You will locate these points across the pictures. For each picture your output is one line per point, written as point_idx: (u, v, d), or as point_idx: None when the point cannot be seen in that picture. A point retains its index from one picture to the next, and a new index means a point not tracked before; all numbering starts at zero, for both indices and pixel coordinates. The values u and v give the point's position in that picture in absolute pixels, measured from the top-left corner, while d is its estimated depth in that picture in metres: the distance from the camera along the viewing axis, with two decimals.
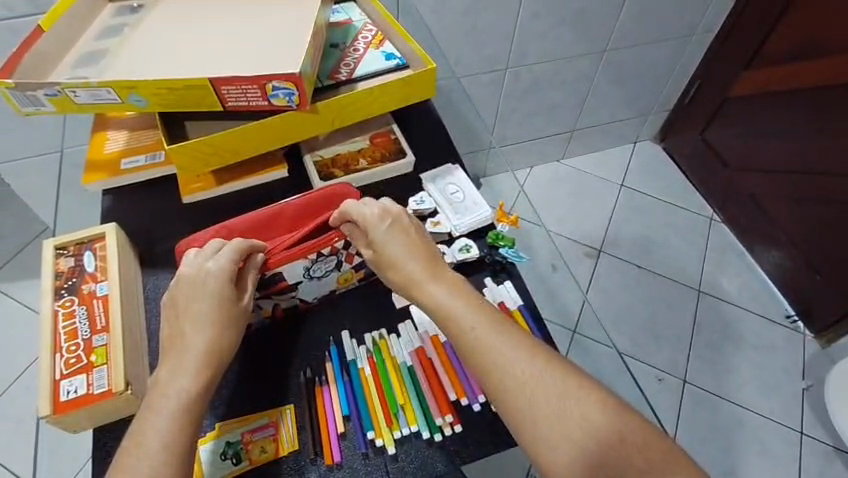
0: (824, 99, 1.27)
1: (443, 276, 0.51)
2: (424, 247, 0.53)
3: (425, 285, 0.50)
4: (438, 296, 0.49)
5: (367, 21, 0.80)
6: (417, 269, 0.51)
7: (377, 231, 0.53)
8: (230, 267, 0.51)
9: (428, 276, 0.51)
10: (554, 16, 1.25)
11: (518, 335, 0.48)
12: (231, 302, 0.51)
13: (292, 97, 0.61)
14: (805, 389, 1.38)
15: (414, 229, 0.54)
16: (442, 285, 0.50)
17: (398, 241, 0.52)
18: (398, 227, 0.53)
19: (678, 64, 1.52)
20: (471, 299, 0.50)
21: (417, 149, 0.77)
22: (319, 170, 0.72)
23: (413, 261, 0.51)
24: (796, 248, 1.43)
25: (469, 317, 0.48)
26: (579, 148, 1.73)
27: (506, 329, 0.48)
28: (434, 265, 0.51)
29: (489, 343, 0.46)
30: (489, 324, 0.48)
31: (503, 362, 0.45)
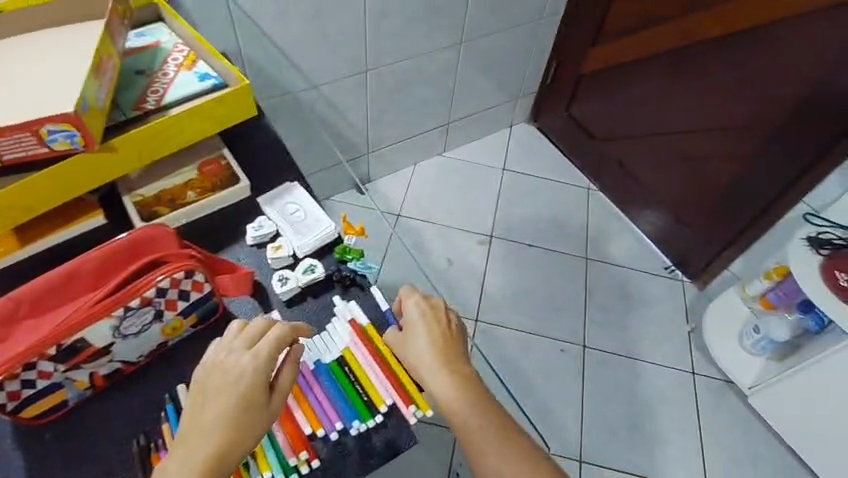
0: (666, 64, 1.34)
1: (442, 352, 0.55)
2: (446, 338, 0.56)
3: (420, 362, 0.55)
4: (449, 387, 0.53)
5: (178, 40, 0.73)
6: (435, 360, 0.55)
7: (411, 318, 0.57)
8: (267, 364, 0.49)
9: (443, 367, 0.54)
10: (405, 13, 1.23)
11: (507, 430, 0.52)
12: (257, 401, 0.48)
13: (75, 139, 0.56)
14: (691, 331, 1.48)
15: (446, 322, 0.58)
16: (446, 369, 0.54)
17: (424, 331, 0.56)
18: (429, 321, 0.57)
19: (535, 47, 1.56)
20: (472, 389, 0.54)
21: (252, 171, 0.72)
22: (141, 211, 0.65)
23: (429, 349, 0.55)
24: (666, 205, 1.53)
25: (467, 407, 0.52)
26: (458, 140, 1.75)
27: (509, 431, 0.52)
28: (453, 360, 0.55)
29: (475, 433, 0.52)
30: (482, 415, 0.52)
31: (481, 443, 0.51)
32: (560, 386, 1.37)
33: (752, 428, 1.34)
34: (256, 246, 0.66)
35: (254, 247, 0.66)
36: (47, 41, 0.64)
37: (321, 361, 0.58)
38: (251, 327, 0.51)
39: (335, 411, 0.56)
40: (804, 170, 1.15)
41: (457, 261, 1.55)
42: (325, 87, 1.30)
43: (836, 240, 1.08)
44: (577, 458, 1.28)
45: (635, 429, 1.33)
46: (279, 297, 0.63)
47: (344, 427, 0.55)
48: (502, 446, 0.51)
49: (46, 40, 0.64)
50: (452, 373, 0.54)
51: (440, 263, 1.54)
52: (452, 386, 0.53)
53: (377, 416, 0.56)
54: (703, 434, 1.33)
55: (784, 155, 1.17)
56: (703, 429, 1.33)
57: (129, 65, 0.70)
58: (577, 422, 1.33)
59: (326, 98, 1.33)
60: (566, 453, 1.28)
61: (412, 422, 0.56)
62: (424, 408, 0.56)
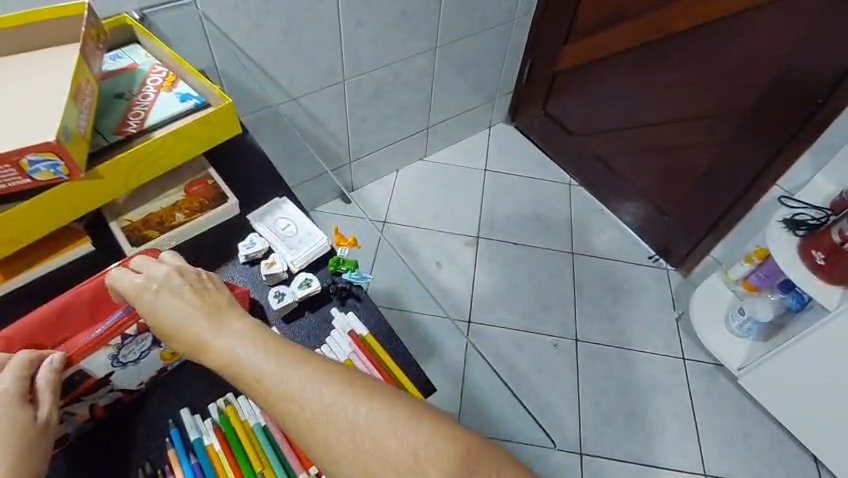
0: (637, 58, 1.37)
1: (192, 313, 0.45)
2: (193, 298, 0.46)
3: (180, 333, 0.45)
4: (215, 344, 0.43)
5: (156, 61, 0.73)
6: (187, 323, 0.45)
7: (142, 296, 0.47)
8: (16, 386, 0.47)
9: (209, 327, 0.44)
10: (380, 21, 1.24)
11: (306, 365, 0.41)
12: (26, 421, 0.46)
13: (58, 168, 0.55)
14: (679, 317, 1.51)
15: (193, 281, 0.48)
16: (205, 328, 0.44)
17: (175, 300, 0.46)
18: (167, 289, 0.47)
19: (509, 48, 1.58)
20: (252, 335, 0.44)
21: (241, 189, 0.71)
22: (129, 235, 0.64)
23: (179, 317, 0.45)
24: (646, 196, 1.56)
25: (256, 356, 0.42)
26: (438, 143, 1.76)
27: (298, 358, 0.42)
28: (206, 315, 0.45)
29: (276, 380, 0.41)
30: (276, 358, 0.42)
31: (271, 384, 0.40)
32: (554, 380, 1.39)
33: (743, 408, 1.38)
34: (249, 264, 0.66)
35: (247, 265, 0.66)
36: (31, 63, 0.63)
37: None
38: None
39: None
40: (777, 155, 1.18)
41: (446, 264, 1.56)
42: (304, 98, 1.29)
43: (811, 221, 1.12)
44: (577, 451, 1.29)
45: (631, 417, 1.35)
46: (275, 313, 0.63)
47: None
48: (313, 376, 0.41)
49: (20, 66, 0.63)
50: (211, 325, 0.44)
51: (429, 267, 1.55)
52: (233, 342, 0.43)
53: None
54: (697, 418, 1.36)
55: (757, 142, 1.20)
56: (697, 412, 1.36)
57: (107, 89, 0.69)
58: (575, 415, 1.34)
59: (305, 110, 1.32)
60: (566, 447, 1.30)
61: None
62: None
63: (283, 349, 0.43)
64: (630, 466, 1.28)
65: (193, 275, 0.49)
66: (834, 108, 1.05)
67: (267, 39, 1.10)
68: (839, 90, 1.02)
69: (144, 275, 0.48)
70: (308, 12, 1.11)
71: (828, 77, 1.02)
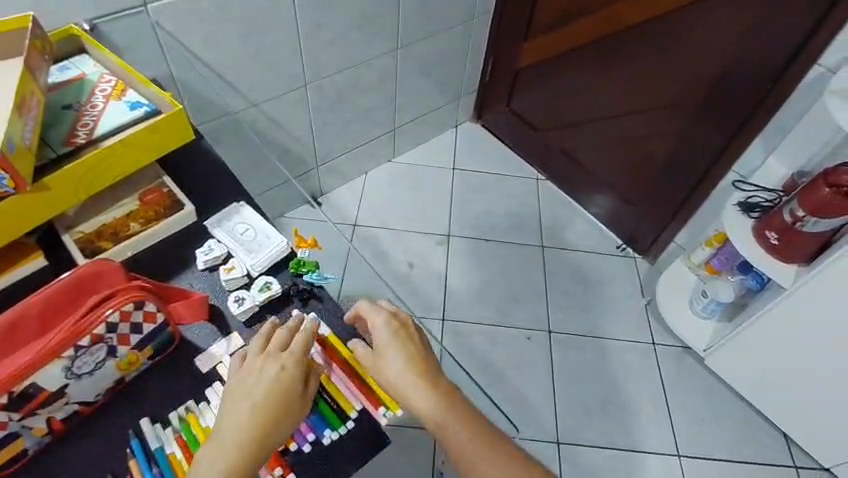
0: (594, 53, 1.40)
1: (421, 371, 0.56)
2: (420, 357, 0.57)
3: (402, 385, 0.55)
4: (433, 407, 0.54)
5: (105, 71, 0.72)
6: (411, 380, 0.55)
7: (382, 339, 0.57)
8: (298, 363, 0.53)
9: (419, 381, 0.55)
10: (338, 25, 1.24)
11: (499, 446, 0.54)
12: (289, 400, 0.51)
13: (3, 181, 0.54)
14: (647, 304, 1.54)
15: (408, 333, 0.58)
16: (429, 390, 0.55)
17: (397, 346, 0.57)
18: (401, 342, 0.57)
19: (471, 46, 1.60)
20: (444, 396, 0.55)
21: (197, 196, 0.71)
22: (83, 247, 0.63)
23: (406, 370, 0.56)
24: (611, 186, 1.60)
25: (448, 416, 0.54)
26: (406, 144, 1.77)
27: (494, 439, 0.54)
28: (429, 378, 0.56)
29: (460, 440, 0.53)
30: (468, 428, 0.54)
31: (474, 455, 0.53)
32: (529, 372, 1.41)
33: (713, 388, 1.41)
34: (209, 270, 0.66)
35: (206, 271, 0.66)
36: None
37: None
38: (281, 332, 0.55)
39: (305, 424, 0.57)
40: (731, 141, 1.22)
41: (419, 264, 1.57)
42: (267, 104, 1.29)
43: (765, 203, 1.16)
44: (555, 441, 1.31)
45: (606, 404, 1.37)
46: (236, 318, 0.63)
47: (317, 437, 0.56)
48: (487, 448, 0.53)
49: None
50: (432, 389, 0.55)
51: (402, 267, 1.55)
52: (444, 410, 0.54)
53: (348, 422, 0.57)
54: (669, 401, 1.39)
55: (712, 129, 1.24)
56: (669, 395, 1.40)
57: (53, 101, 0.67)
58: (552, 405, 1.36)
59: (268, 116, 1.32)
60: (544, 438, 1.31)
61: (384, 424, 0.58)
62: (393, 408, 0.59)
63: (467, 417, 0.55)
64: (608, 452, 1.30)
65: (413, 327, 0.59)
66: (781, 94, 1.09)
67: (225, 46, 1.09)
68: (784, 77, 1.06)
69: (384, 324, 0.58)
70: (265, 18, 1.10)
71: (773, 64, 1.06)
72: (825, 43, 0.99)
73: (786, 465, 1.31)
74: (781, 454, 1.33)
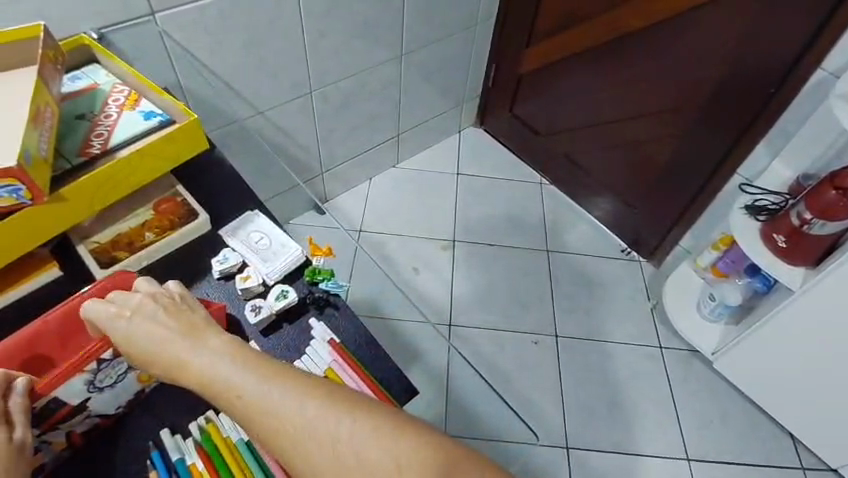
0: (595, 57, 1.41)
1: (169, 335, 0.45)
2: (172, 320, 0.46)
3: (162, 359, 0.45)
4: (198, 365, 0.43)
5: (117, 81, 0.72)
6: (165, 348, 0.45)
7: (122, 321, 0.47)
8: None
9: (173, 346, 0.45)
10: (343, 32, 1.24)
11: (285, 375, 0.42)
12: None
13: (20, 192, 0.54)
14: (653, 307, 1.54)
15: (175, 305, 0.48)
16: (186, 350, 0.44)
17: (142, 320, 0.47)
18: (142, 314, 0.47)
19: (473, 52, 1.61)
20: (267, 366, 0.42)
21: (211, 205, 0.71)
22: (98, 258, 0.63)
23: (162, 339, 0.45)
24: (615, 190, 1.60)
25: (215, 367, 0.42)
26: (410, 149, 1.77)
27: (281, 369, 0.42)
28: (183, 337, 0.45)
29: (235, 392, 0.41)
30: (243, 370, 0.42)
31: (254, 398, 0.40)
32: (536, 377, 1.40)
33: (719, 391, 1.41)
34: (223, 279, 0.66)
35: (221, 280, 0.66)
36: None
37: None
38: None
39: None
40: (735, 144, 1.23)
41: (423, 268, 1.57)
42: (272, 112, 1.29)
43: (770, 206, 1.15)
44: (562, 445, 1.31)
45: (614, 407, 1.37)
46: (255, 327, 0.63)
47: None
48: (269, 382, 0.41)
49: None
50: (191, 346, 0.44)
51: (408, 273, 1.55)
52: (211, 360, 0.43)
53: None
54: (676, 403, 1.39)
55: (716, 132, 1.25)
56: (676, 399, 1.39)
57: (67, 111, 0.67)
58: (559, 409, 1.36)
59: (273, 123, 1.32)
60: (551, 442, 1.31)
61: None
62: None
63: (241, 358, 0.43)
64: (615, 455, 1.30)
65: (170, 299, 0.49)
66: (785, 97, 1.09)
67: (231, 53, 1.09)
68: (788, 80, 1.07)
69: (117, 304, 0.49)
70: (270, 25, 1.11)
71: (776, 68, 1.07)
72: (828, 46, 0.99)
73: (794, 466, 1.31)
74: (788, 455, 1.33)
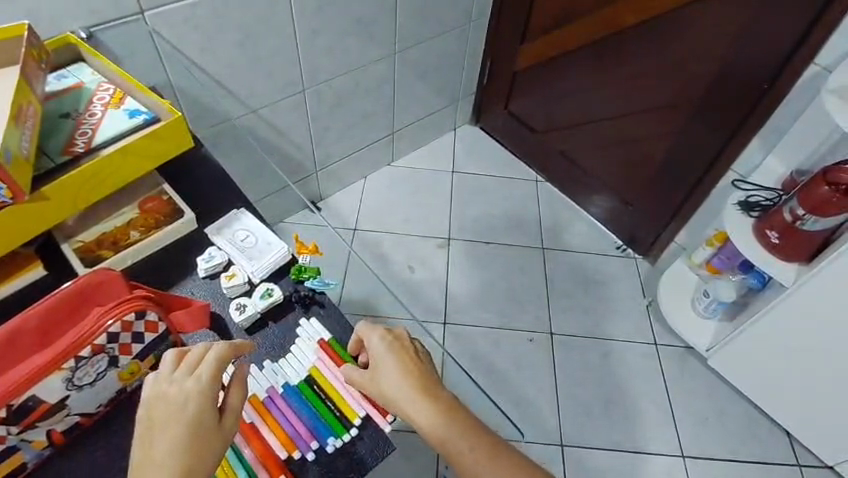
0: (590, 55, 1.40)
1: (414, 383, 0.55)
2: (415, 369, 0.56)
3: (398, 398, 0.55)
4: (430, 418, 0.53)
5: (103, 79, 0.72)
6: (403, 392, 0.55)
7: (376, 352, 0.58)
8: (211, 387, 0.48)
9: (416, 393, 0.55)
10: (335, 31, 1.24)
11: (500, 453, 0.53)
12: (206, 426, 0.47)
13: (1, 192, 0.53)
14: (649, 304, 1.54)
15: (406, 349, 0.58)
16: (425, 403, 0.54)
17: (391, 359, 0.57)
18: (393, 354, 0.57)
19: (468, 49, 1.61)
20: (486, 444, 0.53)
21: (197, 204, 0.71)
22: (83, 256, 0.63)
23: (400, 385, 0.55)
24: (610, 187, 1.60)
25: (446, 426, 0.53)
26: (405, 148, 1.77)
27: (498, 447, 0.53)
28: (423, 389, 0.55)
29: (462, 452, 0.52)
30: (467, 438, 0.53)
31: (477, 466, 0.51)
32: (531, 374, 1.40)
33: (715, 389, 1.41)
34: (209, 278, 0.66)
35: (207, 279, 0.66)
36: None
37: (288, 384, 0.59)
38: (191, 354, 0.50)
39: (307, 432, 0.57)
40: (729, 141, 1.22)
41: (418, 267, 1.57)
42: (266, 110, 1.29)
43: (764, 202, 1.16)
44: (558, 443, 1.31)
45: (609, 405, 1.37)
46: (238, 326, 0.63)
47: (321, 445, 0.56)
48: (488, 454, 0.52)
49: None
50: (427, 400, 0.54)
51: (403, 271, 1.55)
52: (444, 421, 0.53)
53: (351, 429, 0.57)
54: (672, 401, 1.38)
55: (710, 129, 1.25)
56: (672, 396, 1.39)
57: (51, 109, 0.67)
58: (554, 407, 1.36)
59: (266, 121, 1.31)
60: (547, 440, 1.31)
61: (388, 429, 0.58)
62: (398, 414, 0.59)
63: (467, 427, 0.54)
64: (610, 453, 1.30)
65: (410, 346, 0.59)
66: (778, 93, 1.09)
67: (222, 52, 1.09)
68: (781, 76, 1.06)
69: (372, 338, 0.59)
70: (262, 24, 1.10)
71: (769, 63, 1.07)
72: (821, 42, 0.99)
73: (790, 463, 1.31)
74: (784, 452, 1.32)
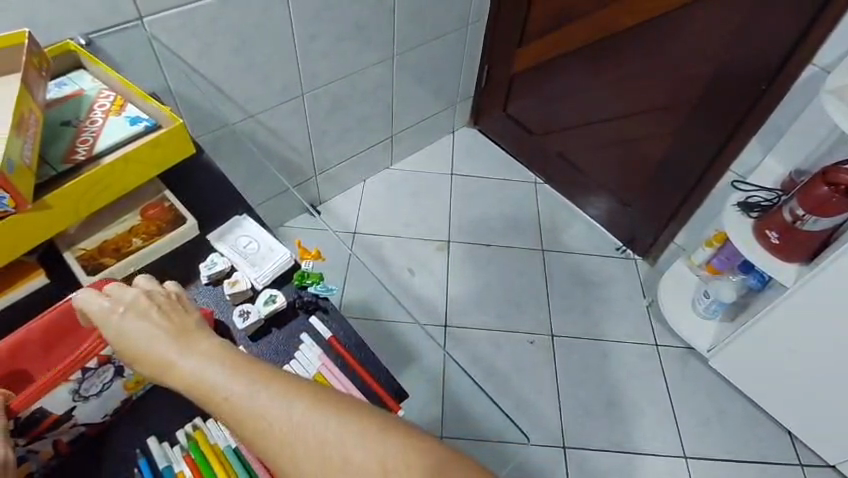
0: (587, 56, 1.41)
1: (164, 335, 0.43)
2: (164, 320, 0.45)
3: (151, 358, 0.43)
4: (186, 367, 0.41)
5: (103, 86, 0.72)
6: (152, 346, 0.43)
7: (112, 316, 0.46)
8: None
9: (167, 344, 0.43)
10: (333, 34, 1.24)
11: (273, 379, 0.40)
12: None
13: (4, 201, 0.53)
14: (649, 305, 1.54)
15: (157, 301, 0.46)
16: (178, 353, 0.42)
17: (132, 319, 0.45)
18: (132, 310, 0.45)
19: (466, 51, 1.61)
20: (258, 373, 0.41)
21: (200, 211, 0.71)
22: (85, 264, 0.63)
23: (150, 340, 0.43)
24: (608, 188, 1.61)
25: (205, 370, 0.41)
26: (403, 151, 1.77)
27: (273, 373, 0.41)
28: (172, 335, 0.43)
29: (226, 396, 0.39)
30: (234, 374, 0.40)
31: (244, 403, 0.39)
32: (532, 377, 1.40)
33: (716, 388, 1.41)
34: (212, 284, 0.66)
35: (209, 286, 0.65)
36: None
37: None
38: None
39: None
40: (727, 142, 1.23)
41: (419, 270, 1.57)
42: (265, 115, 1.28)
43: (763, 202, 1.16)
44: (560, 444, 1.31)
45: (611, 407, 1.37)
46: (242, 334, 0.62)
47: None
48: (260, 383, 0.40)
49: None
50: (180, 344, 0.43)
51: (403, 274, 1.55)
52: (201, 365, 0.41)
53: None
54: (674, 401, 1.39)
55: (709, 129, 1.25)
56: (672, 397, 1.39)
57: (52, 117, 0.67)
58: (556, 409, 1.36)
59: (266, 126, 1.31)
60: (549, 442, 1.31)
61: None
62: None
63: (229, 363, 0.41)
64: (612, 454, 1.30)
65: (162, 297, 0.47)
66: (776, 94, 1.09)
67: (221, 56, 1.09)
68: (779, 77, 1.07)
69: (110, 298, 0.47)
70: (260, 28, 1.10)
71: (767, 64, 1.07)
72: (819, 42, 0.99)
73: (792, 463, 1.31)
74: (786, 452, 1.33)
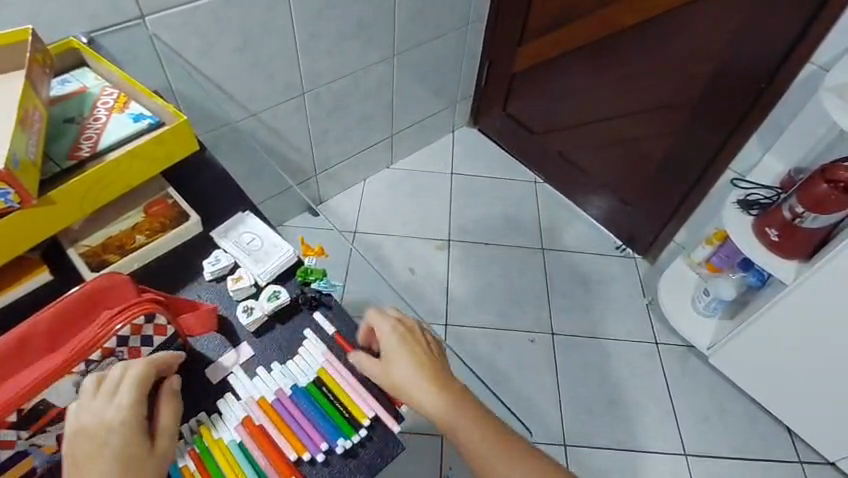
0: (588, 55, 1.41)
1: (426, 368, 0.57)
2: (424, 355, 0.58)
3: (406, 385, 0.56)
4: (435, 402, 0.55)
5: (107, 84, 0.72)
6: (413, 373, 0.57)
7: (386, 335, 0.59)
8: (132, 411, 0.48)
9: (427, 379, 0.56)
10: (334, 33, 1.24)
11: (495, 429, 0.56)
12: (141, 449, 0.47)
13: (8, 196, 0.53)
14: (649, 304, 1.55)
15: (415, 339, 0.59)
16: (432, 388, 0.56)
17: (404, 350, 0.58)
18: (406, 343, 0.58)
19: (466, 51, 1.61)
20: (486, 422, 0.56)
21: (203, 208, 0.71)
22: (89, 261, 0.63)
23: (412, 369, 0.57)
24: (607, 187, 1.61)
25: (452, 411, 0.55)
26: (403, 150, 1.77)
27: (490, 420, 0.57)
28: (431, 367, 0.57)
29: (464, 431, 0.55)
30: (469, 418, 0.55)
31: (478, 444, 0.54)
32: (533, 376, 1.40)
33: (716, 386, 1.42)
34: (215, 281, 0.66)
35: (213, 282, 0.66)
36: None
37: (297, 385, 0.60)
38: (110, 378, 0.49)
39: (317, 433, 0.57)
40: (727, 140, 1.23)
41: (419, 269, 1.57)
42: (265, 114, 1.29)
43: (763, 200, 1.17)
44: (560, 443, 1.31)
45: (612, 405, 1.37)
46: (246, 329, 0.63)
47: (330, 447, 0.56)
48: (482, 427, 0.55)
49: None
50: (432, 380, 0.56)
51: (403, 274, 1.55)
52: (451, 408, 0.55)
53: (361, 430, 0.57)
54: (674, 399, 1.39)
55: (708, 128, 1.25)
56: (673, 396, 1.39)
57: (56, 115, 0.67)
58: (557, 407, 1.36)
59: (266, 125, 1.32)
60: (550, 440, 1.31)
61: (397, 431, 0.58)
62: (360, 415, 0.58)
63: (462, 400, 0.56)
64: (613, 452, 1.30)
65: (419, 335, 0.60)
66: (776, 92, 1.10)
67: (223, 55, 1.09)
68: (779, 75, 1.07)
69: (384, 328, 0.59)
70: (262, 27, 1.10)
71: (767, 62, 1.07)
72: (818, 40, 1.00)
73: (791, 460, 1.31)
74: (785, 449, 1.33)
